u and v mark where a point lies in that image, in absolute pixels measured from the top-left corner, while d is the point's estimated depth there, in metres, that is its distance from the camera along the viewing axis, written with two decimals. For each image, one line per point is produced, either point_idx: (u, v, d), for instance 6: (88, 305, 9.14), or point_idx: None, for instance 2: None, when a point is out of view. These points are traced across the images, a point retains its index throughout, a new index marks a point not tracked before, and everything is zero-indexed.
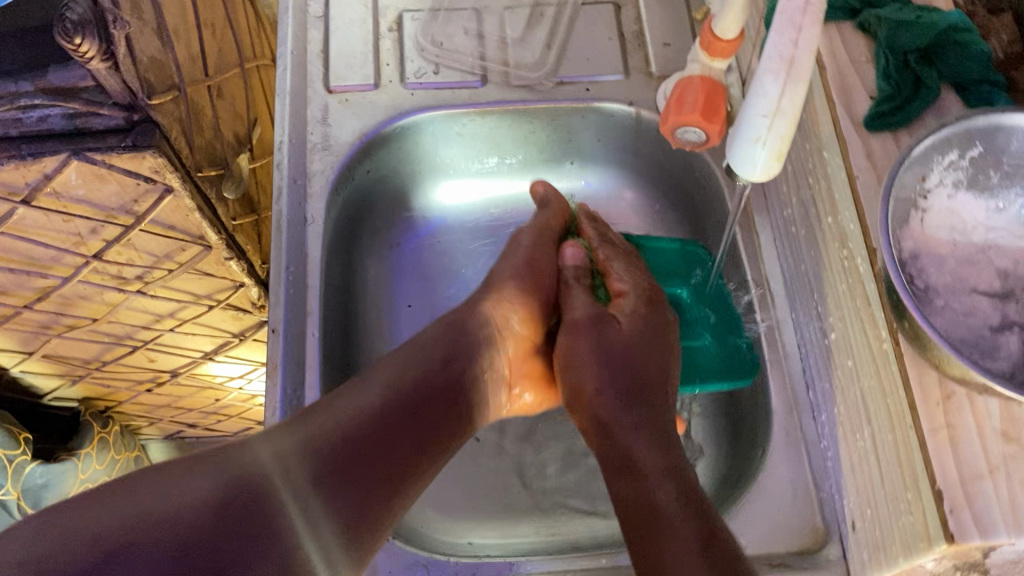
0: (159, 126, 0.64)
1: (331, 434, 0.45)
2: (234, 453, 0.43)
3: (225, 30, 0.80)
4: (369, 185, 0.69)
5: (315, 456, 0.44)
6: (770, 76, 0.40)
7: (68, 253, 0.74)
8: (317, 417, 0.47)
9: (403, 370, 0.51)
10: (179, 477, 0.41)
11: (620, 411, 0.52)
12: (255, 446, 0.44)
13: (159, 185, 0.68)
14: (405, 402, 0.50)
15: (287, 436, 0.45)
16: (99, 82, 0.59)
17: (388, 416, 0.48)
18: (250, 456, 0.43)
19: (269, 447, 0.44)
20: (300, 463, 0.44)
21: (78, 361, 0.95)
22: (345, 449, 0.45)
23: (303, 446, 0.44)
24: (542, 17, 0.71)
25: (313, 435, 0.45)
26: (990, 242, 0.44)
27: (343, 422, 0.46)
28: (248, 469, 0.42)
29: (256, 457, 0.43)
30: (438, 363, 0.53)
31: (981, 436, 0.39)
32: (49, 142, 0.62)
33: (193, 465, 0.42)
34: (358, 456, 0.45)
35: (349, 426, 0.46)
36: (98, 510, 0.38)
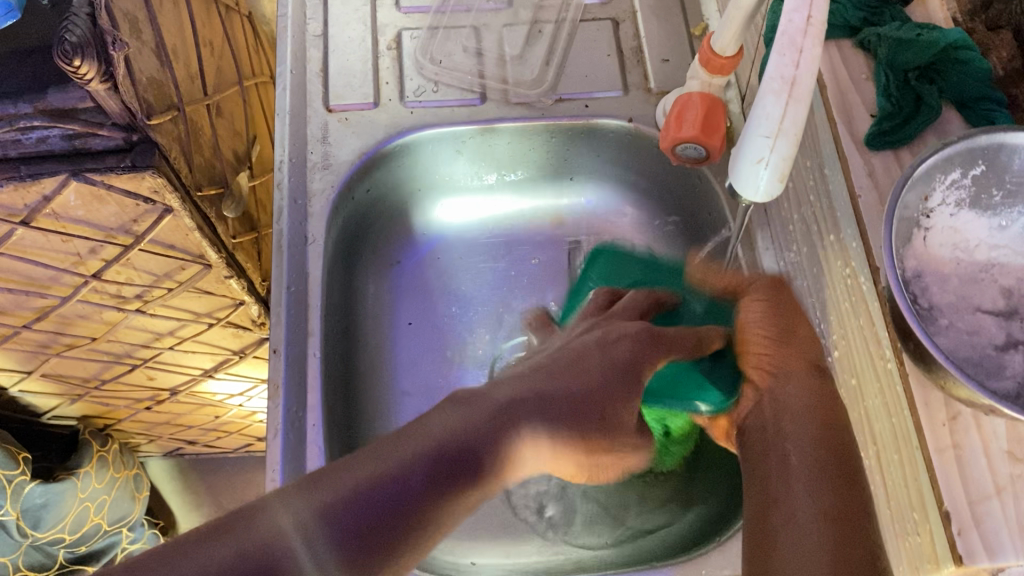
0: (158, 146, 0.64)
1: (368, 498, 0.38)
2: (256, 516, 0.37)
3: (223, 48, 0.80)
4: (370, 204, 0.69)
5: (345, 519, 0.38)
6: (771, 96, 0.40)
7: (67, 273, 0.74)
8: (340, 473, 0.39)
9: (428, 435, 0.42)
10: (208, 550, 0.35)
11: (784, 393, 0.47)
12: (275, 510, 0.38)
13: (158, 205, 0.68)
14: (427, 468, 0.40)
15: (304, 493, 0.39)
16: (98, 103, 0.59)
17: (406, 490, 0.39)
18: (268, 522, 0.37)
19: (290, 510, 0.38)
20: (328, 536, 0.37)
21: (77, 380, 0.95)
22: (371, 512, 0.38)
23: (328, 509, 0.38)
24: (540, 34, 0.71)
25: (341, 492, 0.38)
26: (994, 260, 0.44)
27: (375, 478, 0.39)
28: (267, 538, 0.36)
29: (275, 521, 0.37)
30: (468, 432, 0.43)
31: (988, 456, 0.39)
32: (48, 163, 0.62)
33: (218, 534, 0.36)
34: (395, 516, 0.39)
35: (383, 478, 0.39)
36: None
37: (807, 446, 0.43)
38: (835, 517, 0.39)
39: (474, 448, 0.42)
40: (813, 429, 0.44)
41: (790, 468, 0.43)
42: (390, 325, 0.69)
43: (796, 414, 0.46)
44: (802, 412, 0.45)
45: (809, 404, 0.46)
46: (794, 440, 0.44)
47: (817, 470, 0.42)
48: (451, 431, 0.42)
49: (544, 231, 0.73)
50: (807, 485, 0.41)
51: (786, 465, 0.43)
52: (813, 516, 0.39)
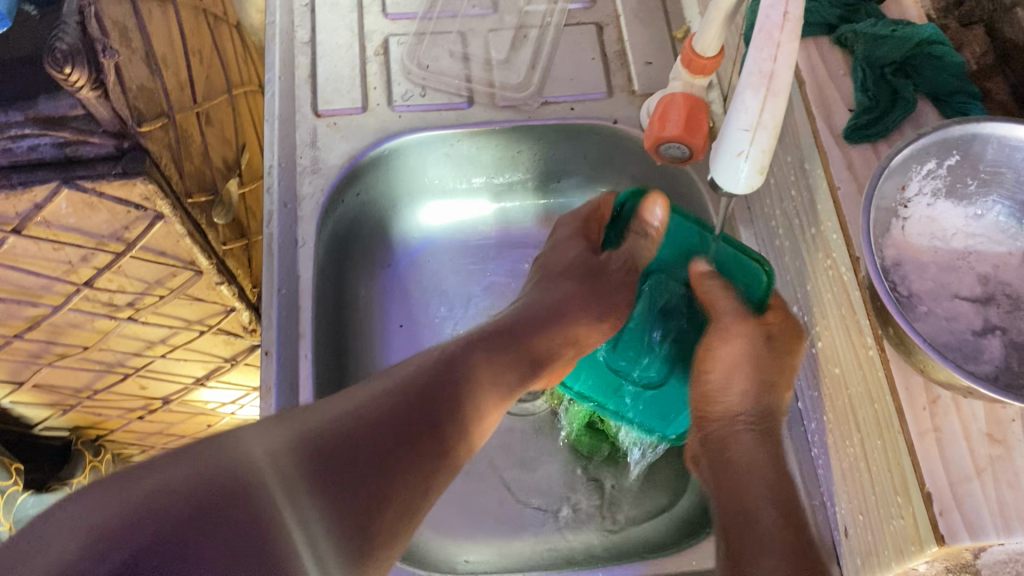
0: (149, 154, 0.66)
1: (330, 435, 0.42)
2: (230, 447, 0.41)
3: (212, 57, 0.81)
4: (359, 208, 0.69)
5: (310, 455, 0.41)
6: (749, 91, 0.41)
7: (59, 282, 0.74)
8: (306, 423, 0.43)
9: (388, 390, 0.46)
10: (196, 464, 0.39)
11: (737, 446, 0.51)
12: (251, 444, 0.42)
13: (149, 212, 0.69)
14: (386, 414, 0.44)
15: (271, 434, 0.42)
16: (88, 110, 0.60)
17: (371, 431, 0.43)
18: (243, 452, 0.41)
19: (264, 445, 0.42)
20: (298, 466, 0.41)
21: (69, 390, 0.95)
22: (335, 450, 0.42)
23: (297, 445, 0.42)
24: (525, 38, 0.72)
25: (305, 433, 0.43)
26: (970, 248, 0.45)
27: (336, 424, 0.43)
28: (239, 463, 0.40)
29: (249, 453, 0.41)
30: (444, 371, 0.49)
31: (967, 438, 0.40)
32: (39, 171, 0.62)
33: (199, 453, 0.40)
34: (363, 455, 0.42)
35: (343, 422, 0.43)
36: (123, 490, 0.37)
37: (764, 456, 0.50)
38: (786, 511, 0.46)
39: (427, 397, 0.47)
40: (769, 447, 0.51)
41: (749, 465, 0.49)
42: (379, 325, 0.70)
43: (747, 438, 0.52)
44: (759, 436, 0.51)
45: (766, 429, 0.52)
46: (746, 486, 0.48)
47: (775, 474, 0.48)
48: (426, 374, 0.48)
49: (533, 233, 0.74)
50: (765, 484, 0.48)
51: (744, 467, 0.50)
52: (772, 509, 0.46)
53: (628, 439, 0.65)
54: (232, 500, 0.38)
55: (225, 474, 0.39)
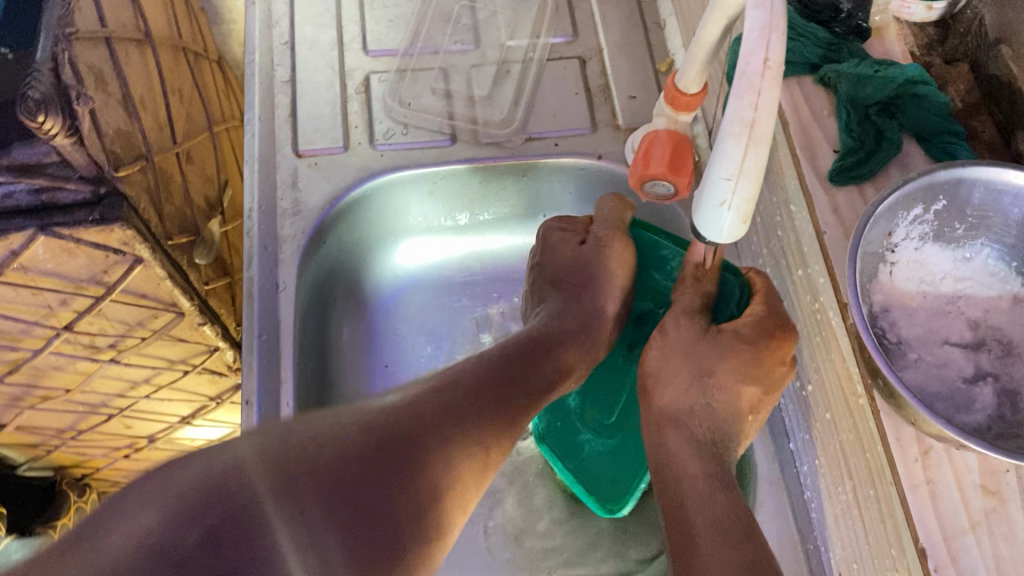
0: (126, 198, 0.64)
1: (315, 447, 0.41)
2: (221, 451, 0.40)
3: (193, 94, 0.81)
4: (343, 247, 0.68)
5: (285, 467, 0.39)
6: (731, 139, 0.40)
7: (38, 326, 0.73)
8: (287, 434, 0.42)
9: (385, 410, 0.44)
10: (182, 481, 0.38)
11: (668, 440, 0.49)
12: (238, 451, 0.40)
13: (128, 256, 0.68)
14: (376, 430, 0.42)
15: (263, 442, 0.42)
16: (63, 156, 0.59)
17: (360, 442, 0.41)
18: (231, 458, 0.40)
19: (247, 451, 0.40)
20: (276, 465, 0.39)
21: (52, 431, 0.94)
22: (317, 463, 0.40)
23: (283, 452, 0.40)
24: (508, 73, 0.71)
25: (297, 440, 0.41)
26: (959, 292, 0.44)
27: (320, 435, 0.42)
28: (222, 471, 0.39)
29: (235, 458, 0.40)
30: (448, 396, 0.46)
31: (961, 489, 0.39)
32: (15, 218, 0.61)
33: (187, 470, 0.39)
34: (347, 469, 0.40)
35: (337, 424, 0.43)
36: (118, 516, 0.36)
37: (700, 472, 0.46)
38: (724, 531, 0.42)
39: (426, 418, 0.44)
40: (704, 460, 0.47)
41: (681, 485, 0.46)
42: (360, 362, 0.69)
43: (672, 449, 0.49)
44: (699, 451, 0.48)
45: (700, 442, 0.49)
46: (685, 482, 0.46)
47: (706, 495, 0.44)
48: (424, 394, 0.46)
49: (522, 270, 0.73)
50: (699, 503, 0.44)
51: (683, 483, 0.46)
52: (711, 535, 0.42)
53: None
54: (223, 508, 0.37)
55: (208, 480, 0.38)
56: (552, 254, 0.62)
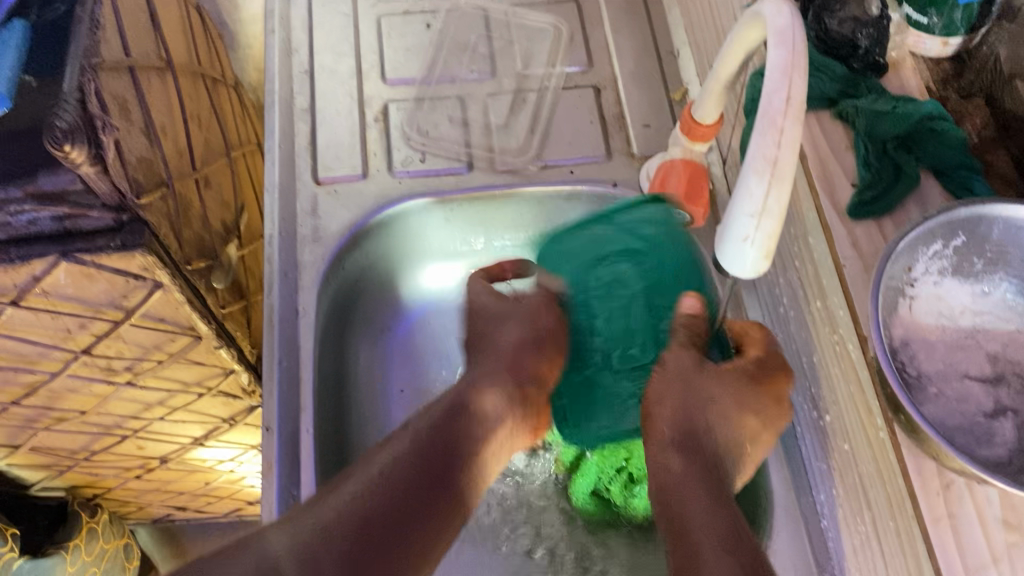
0: (147, 225, 0.65)
1: (338, 523, 0.46)
2: (253, 544, 0.45)
3: (210, 120, 0.81)
4: (361, 273, 0.69)
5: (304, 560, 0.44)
6: (754, 176, 0.40)
7: (56, 349, 0.73)
8: (297, 524, 0.46)
9: (392, 472, 0.49)
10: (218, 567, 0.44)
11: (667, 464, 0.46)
12: (269, 536, 0.46)
13: (148, 281, 0.68)
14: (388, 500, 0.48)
15: (291, 527, 0.46)
16: (88, 185, 0.59)
17: (373, 515, 0.47)
18: (264, 547, 0.45)
19: (279, 536, 0.46)
20: (308, 550, 0.45)
21: (66, 452, 0.94)
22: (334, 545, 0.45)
23: (315, 533, 0.46)
24: (524, 102, 0.72)
25: (314, 529, 0.46)
26: (978, 326, 0.45)
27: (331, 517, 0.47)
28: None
29: (270, 548, 0.45)
30: (440, 450, 0.52)
31: (983, 524, 0.39)
32: (38, 244, 0.62)
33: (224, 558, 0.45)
34: (367, 544, 0.46)
35: (351, 494, 0.48)
36: None
37: (701, 486, 0.44)
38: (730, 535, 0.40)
39: (425, 480, 0.50)
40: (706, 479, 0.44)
41: (688, 513, 0.42)
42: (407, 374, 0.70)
43: (675, 469, 0.45)
44: (697, 462, 0.45)
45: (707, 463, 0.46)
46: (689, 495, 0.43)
47: (704, 505, 0.42)
48: (422, 447, 0.51)
49: None
50: (705, 508, 0.42)
51: (681, 497, 0.43)
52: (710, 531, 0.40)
53: (638, 511, 0.63)
54: None
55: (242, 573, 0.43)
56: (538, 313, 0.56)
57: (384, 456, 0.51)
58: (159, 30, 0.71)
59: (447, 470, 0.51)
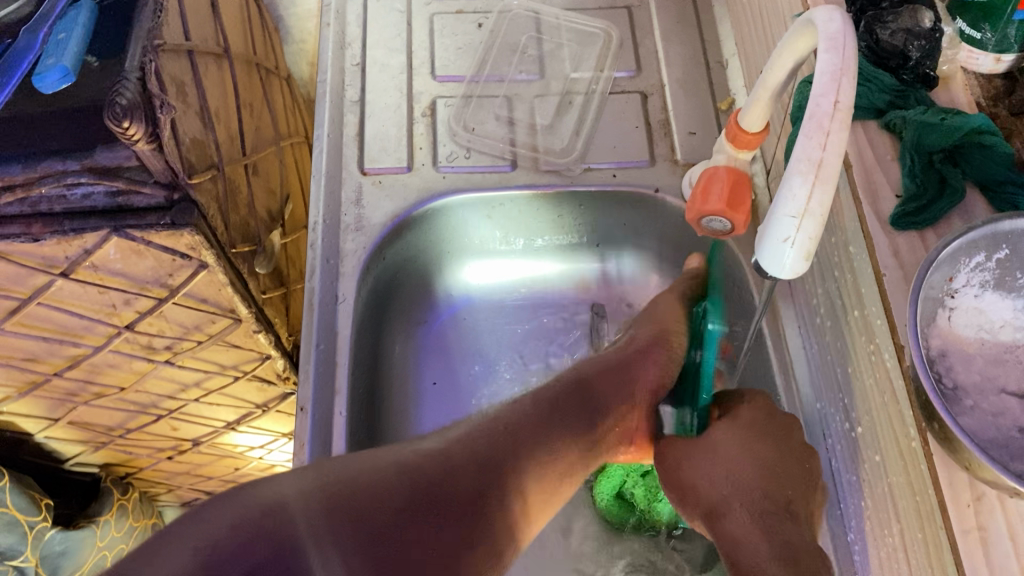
0: (197, 205, 0.66)
1: (375, 476, 0.44)
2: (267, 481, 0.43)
3: (263, 109, 0.83)
4: (401, 265, 0.70)
5: (360, 493, 0.43)
6: (798, 177, 0.41)
7: (100, 323, 0.76)
8: (359, 458, 0.46)
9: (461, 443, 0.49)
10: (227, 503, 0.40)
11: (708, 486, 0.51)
12: (286, 478, 0.43)
13: (194, 261, 0.70)
14: (440, 463, 0.47)
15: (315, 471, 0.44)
16: (143, 162, 0.61)
17: (409, 483, 0.45)
18: (274, 489, 0.42)
19: (294, 482, 0.43)
20: (338, 488, 0.43)
21: (102, 429, 0.97)
22: (398, 482, 0.45)
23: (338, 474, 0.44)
24: (570, 105, 0.73)
25: (347, 477, 0.44)
26: (1018, 341, 0.44)
27: (374, 479, 0.44)
28: (272, 496, 0.41)
29: (282, 487, 0.42)
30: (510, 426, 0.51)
31: (1014, 538, 0.39)
32: (90, 219, 0.63)
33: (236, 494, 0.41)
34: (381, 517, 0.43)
35: (397, 456, 0.47)
36: (203, 518, 0.39)
37: (745, 512, 0.48)
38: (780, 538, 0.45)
39: (487, 450, 0.49)
40: (766, 511, 0.47)
41: (743, 540, 0.46)
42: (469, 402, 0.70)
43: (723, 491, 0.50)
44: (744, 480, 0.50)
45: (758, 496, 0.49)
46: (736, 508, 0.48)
47: (759, 529, 0.46)
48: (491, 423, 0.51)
49: (571, 298, 0.74)
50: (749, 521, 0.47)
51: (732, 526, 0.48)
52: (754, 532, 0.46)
53: (662, 515, 0.64)
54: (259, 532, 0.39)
55: (250, 510, 0.40)
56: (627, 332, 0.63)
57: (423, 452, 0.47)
58: (220, 19, 0.73)
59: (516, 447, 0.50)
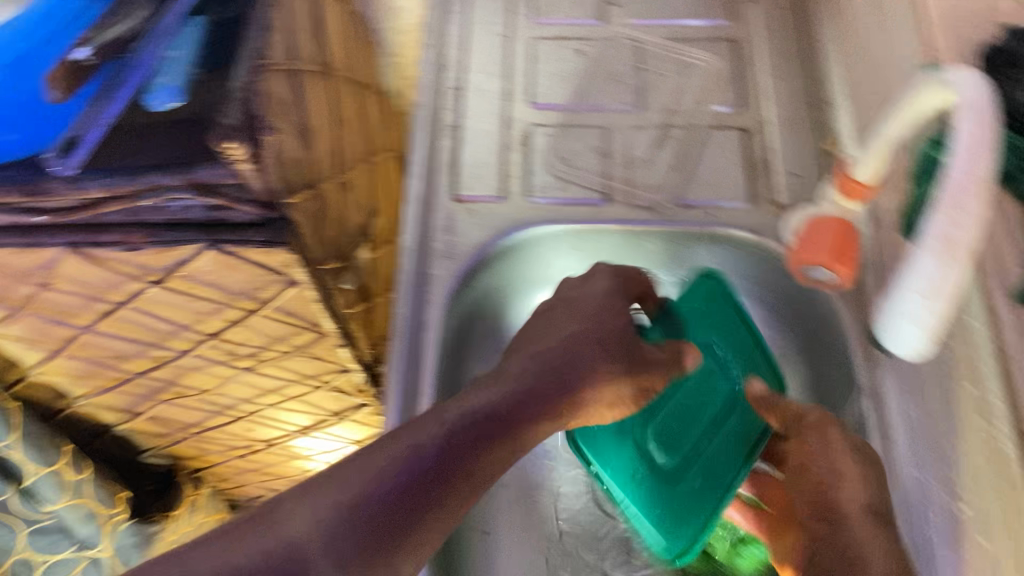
0: (292, 224, 0.66)
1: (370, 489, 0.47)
2: (274, 517, 0.46)
3: (358, 124, 0.83)
4: (485, 294, 0.69)
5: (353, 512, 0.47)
6: (931, 257, 0.42)
7: (188, 328, 0.77)
8: (352, 471, 0.48)
9: (446, 429, 0.50)
10: (228, 544, 0.45)
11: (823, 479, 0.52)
12: (294, 507, 0.47)
13: (284, 277, 0.70)
14: (430, 460, 0.49)
15: (319, 492, 0.47)
16: (241, 181, 0.59)
17: (405, 488, 0.48)
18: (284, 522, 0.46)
19: (302, 509, 0.47)
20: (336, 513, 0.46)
21: (180, 425, 0.98)
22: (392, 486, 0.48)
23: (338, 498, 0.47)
24: (669, 137, 0.71)
25: (339, 501, 0.47)
26: None
27: (361, 494, 0.47)
28: (280, 532, 0.46)
29: (291, 522, 0.46)
30: (492, 408, 0.52)
31: None
32: (189, 231, 0.64)
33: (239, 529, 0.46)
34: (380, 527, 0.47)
35: (388, 455, 0.49)
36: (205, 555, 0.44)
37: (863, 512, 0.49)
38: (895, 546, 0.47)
39: (474, 439, 0.51)
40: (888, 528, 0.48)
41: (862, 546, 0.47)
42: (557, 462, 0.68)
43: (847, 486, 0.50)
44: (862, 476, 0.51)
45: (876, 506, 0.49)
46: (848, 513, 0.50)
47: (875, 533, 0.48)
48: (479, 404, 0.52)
49: None
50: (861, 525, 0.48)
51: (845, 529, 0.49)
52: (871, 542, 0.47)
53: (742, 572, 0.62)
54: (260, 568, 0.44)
55: (253, 548, 0.45)
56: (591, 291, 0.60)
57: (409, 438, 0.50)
58: (324, 36, 0.73)
59: (500, 433, 0.52)
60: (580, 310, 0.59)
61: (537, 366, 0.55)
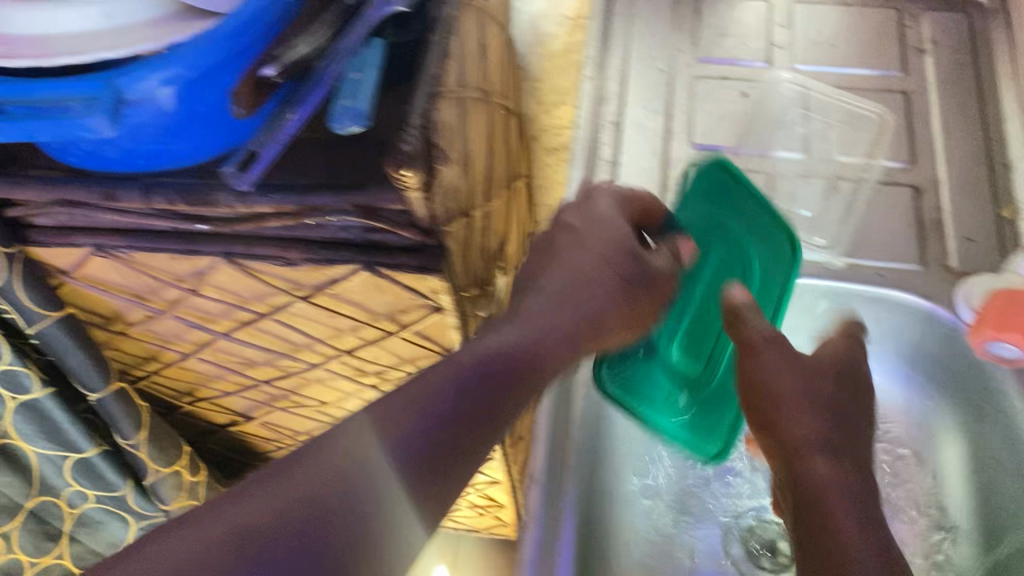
0: (447, 252, 0.64)
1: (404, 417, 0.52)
2: (327, 448, 0.51)
3: (504, 149, 0.83)
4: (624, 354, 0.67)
5: (391, 441, 0.51)
6: None
7: (322, 342, 0.77)
8: (395, 404, 0.53)
9: (468, 368, 0.55)
10: (282, 479, 0.49)
11: (791, 416, 0.58)
12: (339, 440, 0.51)
13: (430, 302, 0.69)
14: (457, 398, 0.54)
15: (364, 427, 0.52)
16: (408, 206, 0.58)
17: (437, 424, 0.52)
18: (337, 451, 0.50)
19: (348, 440, 0.51)
20: (383, 441, 0.51)
21: (290, 433, 0.99)
22: (423, 420, 0.52)
23: (380, 428, 0.52)
24: (840, 190, 0.78)
25: (383, 435, 0.51)
26: None
27: (405, 424, 0.52)
28: (337, 466, 0.50)
29: (344, 453, 0.50)
30: (520, 342, 0.59)
31: None
32: (346, 251, 0.63)
33: (292, 467, 0.50)
34: (422, 453, 0.51)
35: (412, 394, 0.54)
36: (263, 492, 0.48)
37: (823, 457, 0.56)
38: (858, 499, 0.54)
39: (498, 378, 0.56)
40: (850, 472, 0.55)
41: (825, 492, 0.54)
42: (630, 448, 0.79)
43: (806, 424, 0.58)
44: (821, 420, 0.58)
45: (837, 450, 0.57)
46: (814, 459, 0.56)
47: (835, 475, 0.55)
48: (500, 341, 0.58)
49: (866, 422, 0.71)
50: (827, 467, 0.55)
51: (811, 473, 0.56)
52: (837, 490, 0.54)
53: None
54: (322, 504, 0.48)
55: (309, 487, 0.48)
56: (594, 223, 0.65)
57: (422, 386, 0.54)
58: (487, 62, 0.73)
59: (524, 370, 0.58)
60: (587, 239, 0.64)
61: (556, 299, 0.61)
